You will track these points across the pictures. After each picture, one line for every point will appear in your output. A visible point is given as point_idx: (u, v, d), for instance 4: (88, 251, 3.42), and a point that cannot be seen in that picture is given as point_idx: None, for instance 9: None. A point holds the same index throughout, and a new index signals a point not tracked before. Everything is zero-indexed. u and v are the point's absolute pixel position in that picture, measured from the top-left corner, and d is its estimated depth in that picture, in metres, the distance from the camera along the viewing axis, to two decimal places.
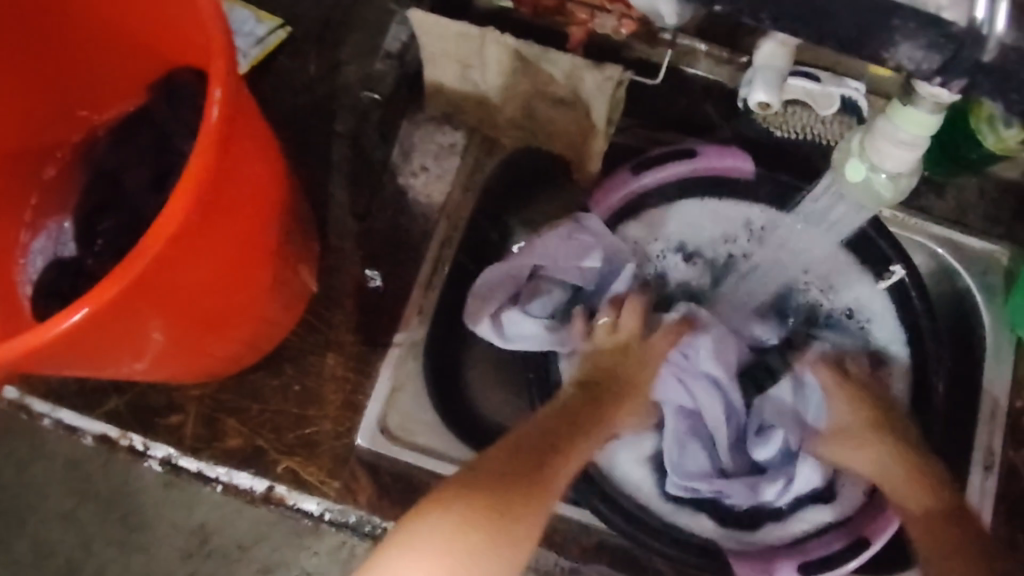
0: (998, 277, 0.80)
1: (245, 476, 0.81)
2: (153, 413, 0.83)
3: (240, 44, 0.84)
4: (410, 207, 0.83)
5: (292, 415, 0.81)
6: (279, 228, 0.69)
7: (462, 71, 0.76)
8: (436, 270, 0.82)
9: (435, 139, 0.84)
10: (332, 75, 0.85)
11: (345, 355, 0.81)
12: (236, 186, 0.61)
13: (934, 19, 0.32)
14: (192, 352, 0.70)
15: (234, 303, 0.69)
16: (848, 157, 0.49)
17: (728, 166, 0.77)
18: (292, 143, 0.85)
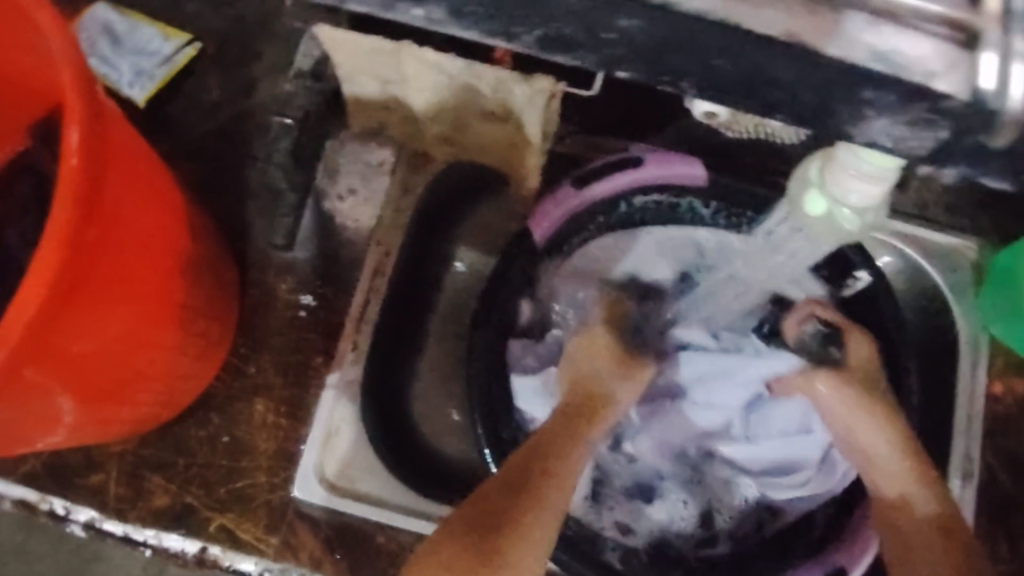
0: (966, 274, 0.76)
1: (175, 538, 0.74)
2: (72, 473, 0.76)
3: (144, 65, 0.77)
4: (336, 232, 0.77)
5: (223, 468, 0.75)
6: (184, 278, 0.63)
7: (383, 88, 0.69)
8: (369, 300, 0.75)
9: (362, 157, 0.76)
10: (245, 96, 0.79)
11: (275, 400, 0.76)
12: (127, 238, 0.54)
13: (924, 91, 0.29)
14: (103, 415, 0.64)
15: (144, 363, 0.63)
16: (807, 190, 0.43)
17: (678, 174, 0.70)
18: (209, 172, 0.78)
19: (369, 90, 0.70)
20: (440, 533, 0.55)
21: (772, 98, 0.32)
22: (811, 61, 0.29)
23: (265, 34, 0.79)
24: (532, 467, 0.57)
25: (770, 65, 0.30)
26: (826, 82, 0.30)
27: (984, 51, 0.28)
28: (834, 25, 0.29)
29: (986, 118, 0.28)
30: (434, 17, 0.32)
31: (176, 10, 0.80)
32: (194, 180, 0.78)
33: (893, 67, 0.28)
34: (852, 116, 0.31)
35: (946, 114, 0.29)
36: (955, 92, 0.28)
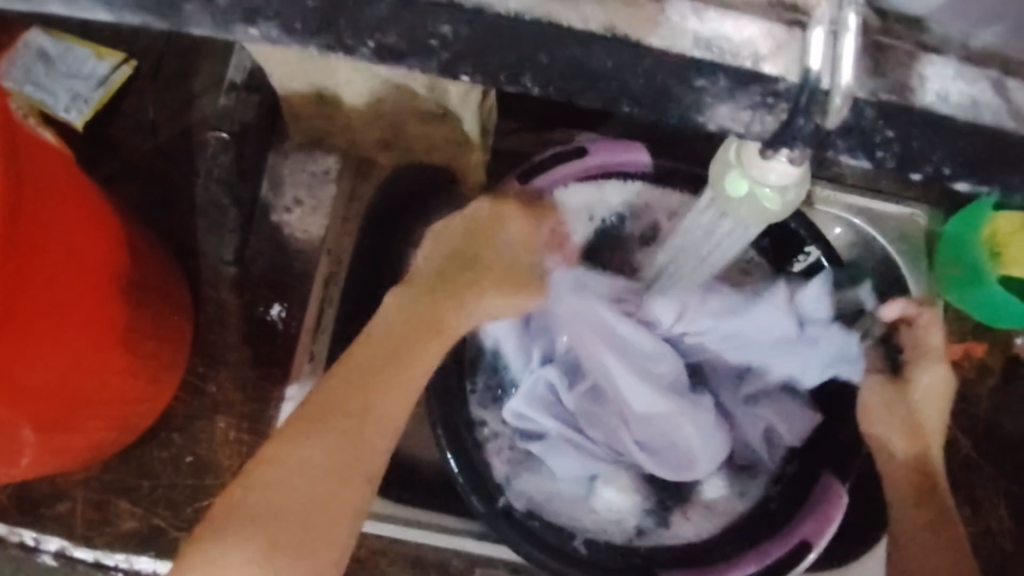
0: (919, 243, 0.77)
1: (146, 560, 0.74)
2: (37, 503, 0.75)
3: (79, 89, 0.74)
4: (286, 244, 0.77)
5: (187, 487, 0.74)
6: (126, 302, 0.62)
7: (318, 98, 0.68)
8: (324, 309, 0.74)
9: (307, 166, 0.76)
10: (185, 112, 0.78)
11: (235, 416, 0.75)
12: (63, 268, 0.55)
13: (754, 75, 0.32)
14: (55, 445, 0.64)
15: (93, 390, 0.62)
16: (727, 171, 0.44)
17: (628, 160, 0.70)
18: (152, 191, 0.77)
19: (306, 101, 0.69)
20: (320, 384, 0.54)
21: (611, 96, 0.34)
22: (637, 52, 0.32)
23: (199, 48, 0.78)
24: (416, 309, 0.57)
25: (618, 64, 0.32)
26: (653, 73, 0.33)
27: (813, 31, 0.31)
28: (651, 22, 0.32)
29: (816, 96, 0.31)
30: (271, 36, 0.33)
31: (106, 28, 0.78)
32: (139, 201, 0.77)
33: (718, 52, 0.32)
34: (688, 115, 0.34)
35: (781, 97, 0.32)
36: (782, 74, 0.32)
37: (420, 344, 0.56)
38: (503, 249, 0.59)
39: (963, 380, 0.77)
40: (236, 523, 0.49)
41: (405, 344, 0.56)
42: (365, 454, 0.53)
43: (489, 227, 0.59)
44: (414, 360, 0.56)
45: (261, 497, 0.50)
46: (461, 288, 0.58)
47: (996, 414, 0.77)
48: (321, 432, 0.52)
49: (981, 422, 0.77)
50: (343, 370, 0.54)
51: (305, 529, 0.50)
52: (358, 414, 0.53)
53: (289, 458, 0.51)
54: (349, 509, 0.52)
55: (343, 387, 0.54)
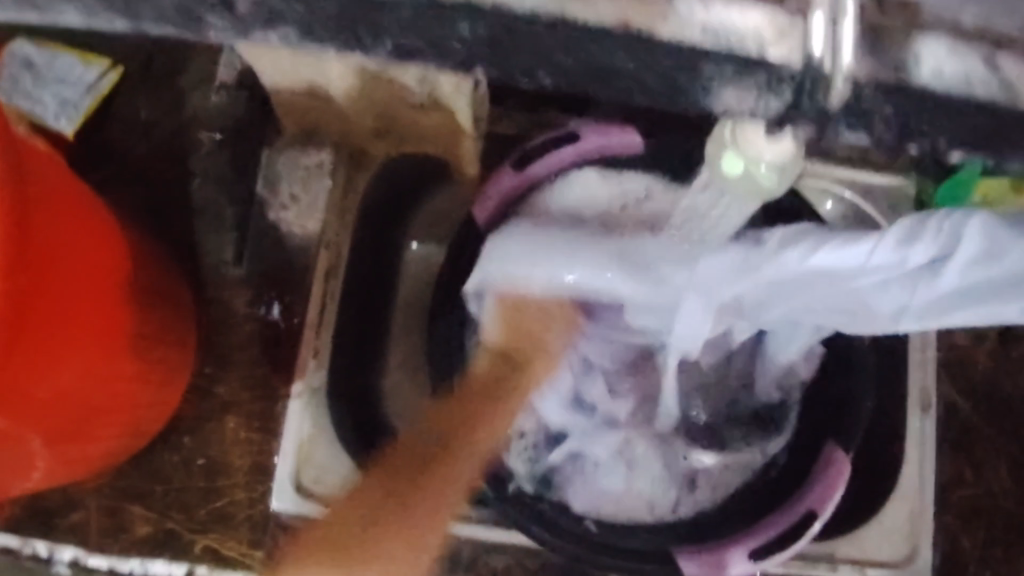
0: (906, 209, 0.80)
1: (161, 563, 0.74)
2: (50, 514, 0.75)
3: (67, 95, 0.75)
4: (286, 241, 0.77)
5: (199, 489, 0.75)
6: (133, 308, 0.63)
7: (309, 90, 0.69)
8: (325, 303, 0.75)
9: (300, 161, 0.77)
10: (176, 115, 0.78)
11: (244, 415, 0.76)
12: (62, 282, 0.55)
13: (759, 61, 0.31)
14: (68, 454, 0.64)
15: (102, 400, 0.63)
16: (722, 150, 0.45)
17: (616, 142, 0.71)
18: (150, 197, 0.77)
19: (296, 94, 0.69)
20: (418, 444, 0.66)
21: (622, 92, 0.33)
22: (642, 46, 0.31)
23: (189, 50, 0.78)
24: (474, 400, 0.67)
25: (635, 59, 0.32)
26: (666, 71, 0.32)
27: (812, 16, 0.30)
28: (657, 11, 0.31)
29: (820, 81, 0.30)
30: (291, 40, 0.33)
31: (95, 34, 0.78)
32: (139, 207, 0.77)
33: (723, 41, 0.30)
34: (696, 103, 0.32)
35: (785, 83, 0.31)
36: (786, 59, 0.31)
37: (474, 437, 0.66)
38: (542, 340, 0.67)
39: (959, 346, 0.78)
40: (397, 518, 0.63)
41: (479, 429, 0.66)
42: (435, 508, 0.64)
43: (549, 334, 0.67)
44: (453, 454, 0.65)
45: (418, 522, 0.63)
46: (533, 367, 0.67)
47: (996, 376, 0.78)
48: (415, 505, 0.63)
49: (980, 386, 0.78)
50: (476, 431, 0.66)
51: (412, 525, 0.63)
52: (430, 496, 0.63)
53: (410, 520, 0.63)
54: (418, 534, 0.63)
55: (431, 484, 0.64)
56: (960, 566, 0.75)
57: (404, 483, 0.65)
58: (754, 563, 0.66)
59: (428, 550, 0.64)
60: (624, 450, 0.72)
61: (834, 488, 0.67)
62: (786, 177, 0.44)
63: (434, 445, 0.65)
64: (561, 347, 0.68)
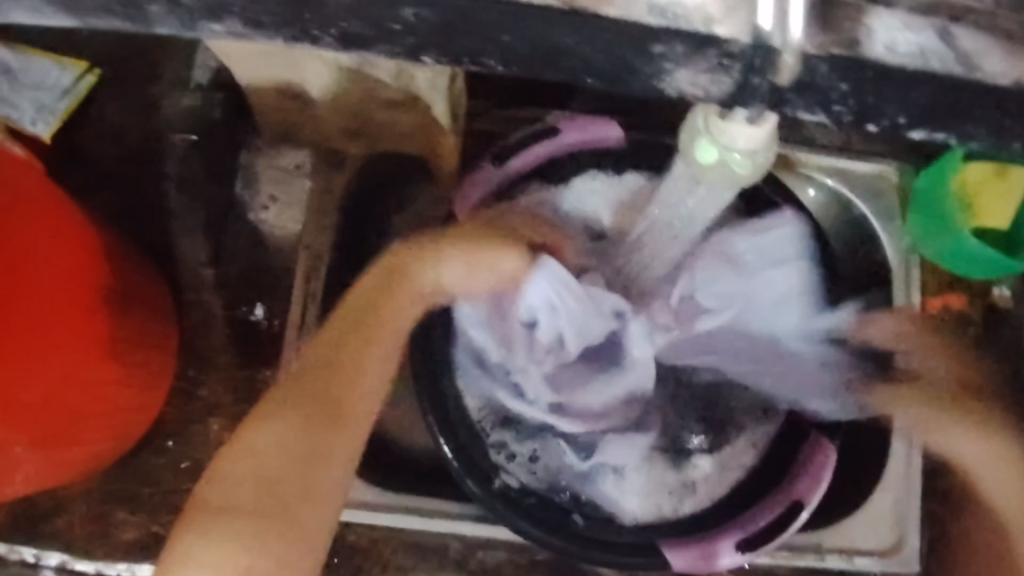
0: (891, 199, 0.79)
1: (147, 568, 0.74)
2: (35, 519, 0.74)
3: (44, 100, 0.73)
4: (266, 242, 0.77)
5: (184, 492, 0.74)
6: (111, 312, 0.62)
7: (285, 89, 0.68)
8: (307, 305, 0.74)
9: (277, 163, 0.77)
10: (154, 116, 0.77)
11: (228, 417, 0.75)
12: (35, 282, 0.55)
13: (706, 38, 0.30)
14: (54, 462, 0.64)
15: (88, 400, 0.62)
16: (697, 139, 0.44)
17: (592, 138, 0.71)
18: (127, 201, 0.77)
19: (273, 93, 0.69)
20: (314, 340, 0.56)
21: (574, 73, 0.32)
22: (586, 23, 0.30)
23: (164, 51, 0.78)
24: (369, 294, 0.57)
25: (584, 42, 0.31)
26: (612, 46, 0.31)
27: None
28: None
29: (769, 55, 0.29)
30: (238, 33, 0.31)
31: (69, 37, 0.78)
32: (118, 210, 0.77)
33: (671, 19, 0.30)
34: (648, 84, 0.32)
35: (736, 59, 0.30)
36: (734, 35, 0.30)
37: (359, 339, 0.55)
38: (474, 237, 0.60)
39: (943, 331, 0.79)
40: (266, 450, 0.51)
41: (367, 311, 0.56)
42: (325, 456, 0.53)
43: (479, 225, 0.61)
44: (352, 361, 0.55)
45: (307, 475, 0.52)
46: (424, 258, 0.57)
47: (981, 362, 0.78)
48: (280, 425, 0.52)
49: None
50: (365, 329, 0.56)
51: (303, 472, 0.52)
52: (311, 431, 0.52)
53: (273, 431, 0.52)
54: (319, 474, 0.52)
55: (314, 402, 0.53)
56: (948, 551, 0.75)
57: (307, 401, 0.53)
58: (743, 555, 0.66)
59: (322, 534, 0.52)
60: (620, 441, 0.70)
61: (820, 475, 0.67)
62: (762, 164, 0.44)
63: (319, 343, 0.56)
64: (453, 278, 0.58)
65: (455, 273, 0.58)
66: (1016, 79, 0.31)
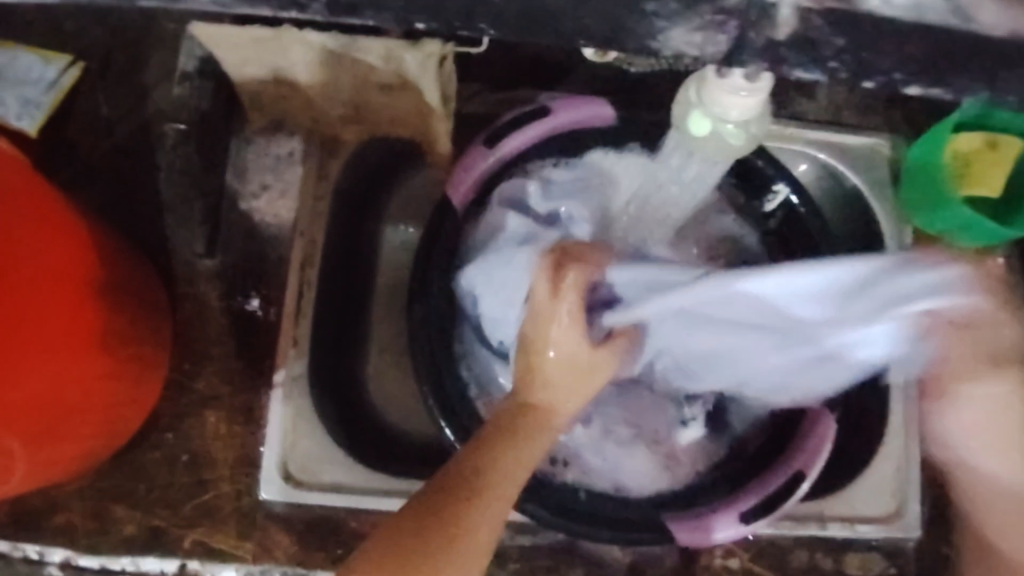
0: (882, 169, 0.79)
1: (151, 561, 0.73)
2: (36, 515, 0.74)
3: (29, 94, 0.73)
4: (257, 231, 0.77)
5: (185, 485, 0.74)
6: (103, 305, 0.62)
7: (273, 74, 0.68)
8: (303, 293, 0.74)
9: (269, 151, 0.77)
10: (141, 107, 0.77)
11: (226, 409, 0.75)
12: (18, 282, 0.54)
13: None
14: (48, 459, 0.63)
15: (75, 398, 0.62)
16: (689, 110, 0.44)
17: (586, 117, 0.71)
18: (115, 193, 0.76)
19: (262, 78, 0.69)
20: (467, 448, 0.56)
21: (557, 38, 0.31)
22: None
23: (150, 42, 0.77)
24: (512, 412, 0.57)
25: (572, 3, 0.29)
26: (595, 8, 0.29)
27: None
28: None
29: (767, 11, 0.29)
30: None
31: (52, 30, 0.77)
32: (106, 204, 0.76)
33: None
34: (641, 42, 0.31)
35: (731, 15, 0.29)
36: None
37: (512, 435, 0.56)
38: (570, 332, 0.56)
39: None
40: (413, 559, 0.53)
41: (512, 423, 0.56)
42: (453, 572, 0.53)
43: (563, 326, 0.56)
44: (481, 476, 0.54)
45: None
46: (535, 365, 0.56)
47: None
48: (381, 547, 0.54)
49: None
50: (504, 444, 0.55)
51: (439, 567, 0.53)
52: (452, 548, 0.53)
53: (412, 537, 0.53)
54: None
55: (446, 502, 0.54)
56: (948, 520, 0.75)
57: (440, 503, 0.54)
58: (747, 526, 0.67)
59: None
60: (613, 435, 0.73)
61: (816, 446, 0.68)
62: (753, 134, 0.44)
63: (472, 443, 0.56)
64: (568, 394, 0.57)
65: (565, 374, 0.57)
66: (1013, 29, 0.28)
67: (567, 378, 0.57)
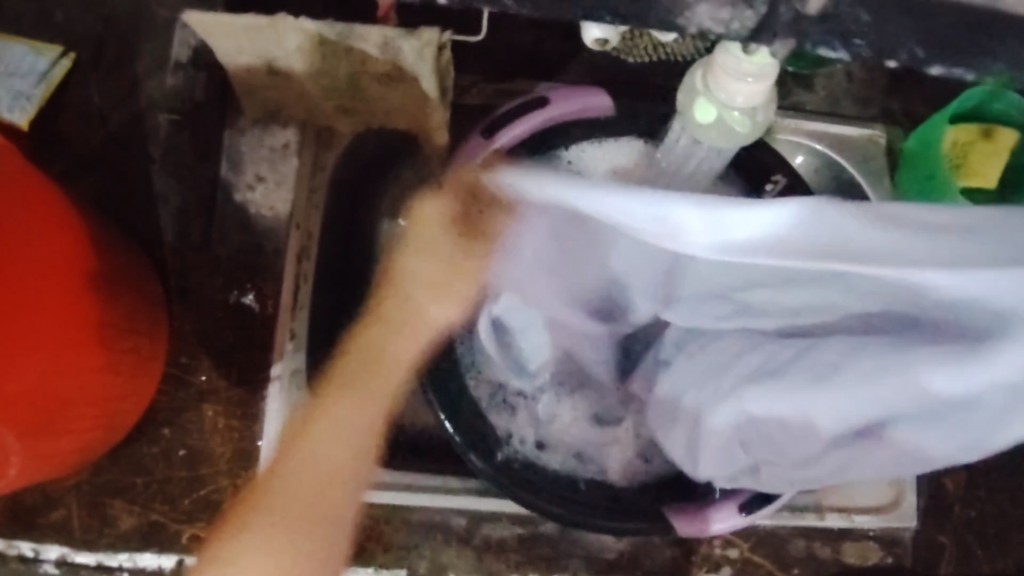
0: (879, 161, 0.78)
1: (149, 556, 0.73)
2: (32, 512, 0.73)
3: (19, 86, 0.73)
4: (253, 224, 0.76)
5: (183, 479, 0.74)
6: (98, 297, 0.62)
7: (267, 64, 0.67)
8: (299, 286, 0.74)
9: (264, 142, 0.76)
10: (134, 98, 0.76)
11: (223, 403, 0.74)
12: (13, 277, 0.54)
13: None
14: (46, 455, 0.63)
15: (72, 391, 0.61)
16: (695, 99, 0.44)
17: (587, 109, 0.72)
18: (109, 186, 0.75)
19: (257, 68, 0.68)
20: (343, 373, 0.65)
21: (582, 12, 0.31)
22: None
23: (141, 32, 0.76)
24: (363, 335, 0.66)
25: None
26: None
27: None
28: None
29: None
30: None
31: (42, 20, 0.76)
32: (100, 195, 0.75)
33: None
34: (666, 19, 0.31)
35: None
36: None
37: (370, 342, 0.65)
38: (422, 260, 0.63)
39: None
40: (288, 453, 0.64)
41: (385, 329, 0.65)
42: (300, 482, 0.63)
43: (420, 253, 0.63)
44: (369, 368, 0.65)
45: (285, 475, 0.63)
46: (405, 248, 0.63)
47: None
48: (291, 460, 0.63)
49: None
50: (386, 322, 0.65)
51: (292, 469, 0.63)
52: (318, 448, 0.63)
53: (298, 441, 0.64)
54: (322, 473, 0.63)
55: (318, 413, 0.64)
56: (949, 510, 0.75)
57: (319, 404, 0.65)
58: (742, 516, 0.67)
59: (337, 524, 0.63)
60: (605, 438, 0.72)
61: None
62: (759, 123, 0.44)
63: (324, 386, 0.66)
64: (421, 276, 0.63)
65: (440, 310, 0.63)
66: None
67: (441, 272, 0.62)
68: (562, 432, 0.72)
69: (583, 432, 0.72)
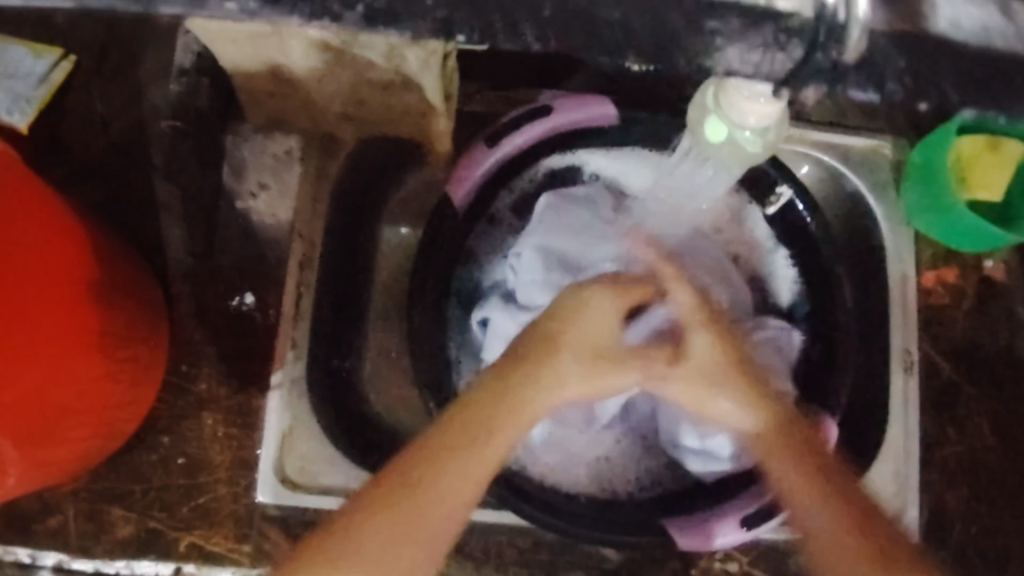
0: (884, 171, 0.77)
1: (146, 564, 0.72)
2: (28, 518, 0.73)
3: (19, 89, 0.72)
4: (255, 231, 0.75)
5: (181, 488, 0.73)
6: (101, 308, 0.61)
7: (272, 73, 0.67)
8: (301, 293, 0.73)
9: (267, 150, 0.76)
10: (137, 104, 0.75)
11: (223, 412, 0.74)
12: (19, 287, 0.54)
13: (767, 12, 0.29)
14: (45, 463, 0.62)
15: (73, 400, 0.61)
16: (705, 115, 0.43)
17: (594, 115, 0.71)
18: (110, 191, 0.75)
19: (261, 77, 0.68)
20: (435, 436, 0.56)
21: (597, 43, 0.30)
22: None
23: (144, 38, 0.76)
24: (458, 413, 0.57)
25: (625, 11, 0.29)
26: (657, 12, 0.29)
27: None
28: None
29: (834, 28, 0.29)
30: None
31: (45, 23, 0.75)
32: (103, 201, 0.75)
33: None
34: (692, 59, 0.30)
35: (795, 33, 0.29)
36: (796, 8, 0.29)
37: (540, 376, 0.58)
38: (590, 323, 0.59)
39: (938, 304, 0.78)
40: (421, 498, 0.55)
41: (531, 375, 0.58)
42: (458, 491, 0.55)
43: (581, 305, 0.60)
44: (492, 431, 0.56)
45: (440, 516, 0.55)
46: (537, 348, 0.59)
47: (975, 334, 0.78)
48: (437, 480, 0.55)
49: (958, 346, 0.78)
50: (520, 377, 0.58)
51: (403, 515, 0.55)
52: (452, 482, 0.55)
53: (444, 479, 0.55)
54: (425, 538, 0.55)
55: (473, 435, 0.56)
56: (950, 527, 0.75)
57: (449, 448, 0.56)
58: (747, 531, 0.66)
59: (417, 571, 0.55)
60: (625, 447, 0.72)
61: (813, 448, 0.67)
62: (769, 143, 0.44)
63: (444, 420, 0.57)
64: (574, 379, 0.59)
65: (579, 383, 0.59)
66: None
67: (578, 366, 0.59)
68: (585, 451, 0.71)
69: (601, 445, 0.72)
